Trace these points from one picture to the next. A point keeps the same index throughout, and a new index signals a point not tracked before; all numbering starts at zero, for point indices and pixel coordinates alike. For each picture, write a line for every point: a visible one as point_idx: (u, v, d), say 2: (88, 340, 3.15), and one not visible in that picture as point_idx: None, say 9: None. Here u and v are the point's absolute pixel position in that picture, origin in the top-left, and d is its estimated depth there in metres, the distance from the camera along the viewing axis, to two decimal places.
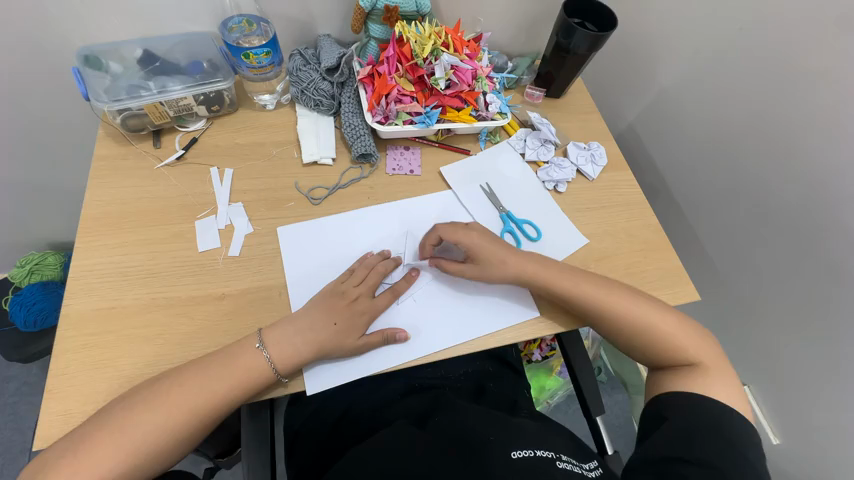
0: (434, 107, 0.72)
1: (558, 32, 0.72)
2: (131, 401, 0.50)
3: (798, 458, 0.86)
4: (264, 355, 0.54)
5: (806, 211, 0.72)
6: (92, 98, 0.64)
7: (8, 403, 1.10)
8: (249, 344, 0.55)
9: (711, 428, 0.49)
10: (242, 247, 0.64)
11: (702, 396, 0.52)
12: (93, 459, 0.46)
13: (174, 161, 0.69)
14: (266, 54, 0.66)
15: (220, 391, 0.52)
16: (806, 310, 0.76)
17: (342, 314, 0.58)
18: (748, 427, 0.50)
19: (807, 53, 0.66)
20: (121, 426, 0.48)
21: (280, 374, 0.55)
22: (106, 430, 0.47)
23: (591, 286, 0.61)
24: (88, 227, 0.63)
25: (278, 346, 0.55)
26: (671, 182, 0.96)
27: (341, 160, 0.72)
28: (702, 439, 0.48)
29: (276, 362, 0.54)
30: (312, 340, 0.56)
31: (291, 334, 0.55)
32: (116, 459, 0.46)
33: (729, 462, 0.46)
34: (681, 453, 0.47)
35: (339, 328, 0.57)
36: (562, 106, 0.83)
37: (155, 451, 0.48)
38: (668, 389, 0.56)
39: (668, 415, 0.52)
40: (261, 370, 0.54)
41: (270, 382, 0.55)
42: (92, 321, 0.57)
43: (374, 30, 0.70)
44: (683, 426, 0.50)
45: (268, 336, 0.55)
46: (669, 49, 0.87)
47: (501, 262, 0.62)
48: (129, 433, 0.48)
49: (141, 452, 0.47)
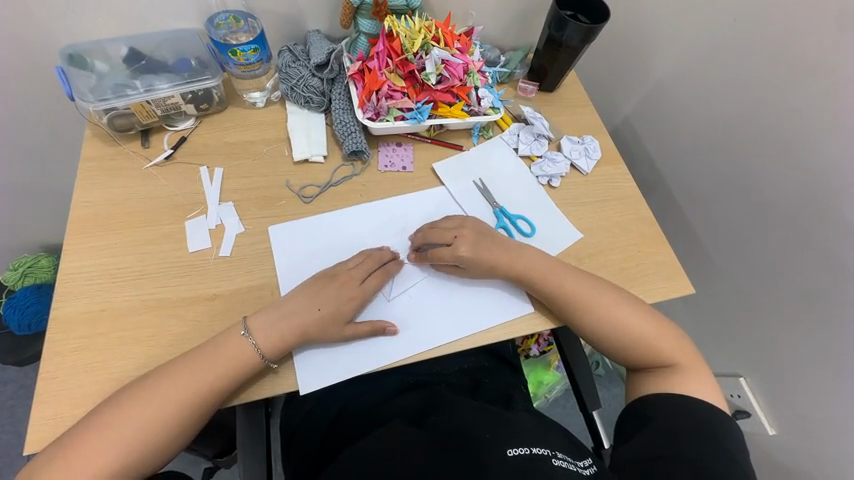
0: (426, 103, 0.71)
1: (551, 25, 0.72)
2: (123, 396, 0.49)
3: (795, 450, 0.86)
4: (250, 342, 0.54)
5: (805, 202, 0.71)
6: (77, 98, 0.64)
7: (4, 406, 1.10)
8: (234, 332, 0.54)
9: (697, 428, 0.50)
10: (233, 247, 0.63)
11: (686, 398, 0.53)
12: (81, 461, 0.45)
13: (163, 161, 0.68)
14: (254, 51, 0.65)
15: (210, 392, 0.51)
16: (803, 303, 0.75)
17: (331, 303, 0.57)
18: (732, 426, 0.51)
19: (803, 43, 0.66)
20: (107, 428, 0.47)
21: (266, 358, 0.54)
22: (93, 433, 0.47)
23: (579, 281, 0.61)
24: (76, 229, 0.62)
25: (263, 332, 0.54)
26: (667, 175, 0.95)
27: (333, 157, 0.71)
28: (688, 438, 0.49)
29: (263, 348, 0.54)
30: (297, 326, 0.55)
31: (283, 329, 0.55)
32: (103, 463, 0.46)
33: (717, 459, 0.47)
34: (669, 451, 0.48)
35: (326, 316, 0.56)
36: (556, 100, 0.82)
37: (144, 451, 0.48)
38: (652, 390, 0.56)
39: (653, 416, 0.53)
40: (252, 368, 0.54)
41: (258, 368, 0.54)
42: (82, 324, 0.56)
43: (364, 24, 0.69)
44: (669, 427, 0.50)
45: (254, 322, 0.55)
46: (664, 41, 0.86)
47: (492, 262, 0.62)
48: (121, 428, 0.47)
49: (127, 454, 0.47)
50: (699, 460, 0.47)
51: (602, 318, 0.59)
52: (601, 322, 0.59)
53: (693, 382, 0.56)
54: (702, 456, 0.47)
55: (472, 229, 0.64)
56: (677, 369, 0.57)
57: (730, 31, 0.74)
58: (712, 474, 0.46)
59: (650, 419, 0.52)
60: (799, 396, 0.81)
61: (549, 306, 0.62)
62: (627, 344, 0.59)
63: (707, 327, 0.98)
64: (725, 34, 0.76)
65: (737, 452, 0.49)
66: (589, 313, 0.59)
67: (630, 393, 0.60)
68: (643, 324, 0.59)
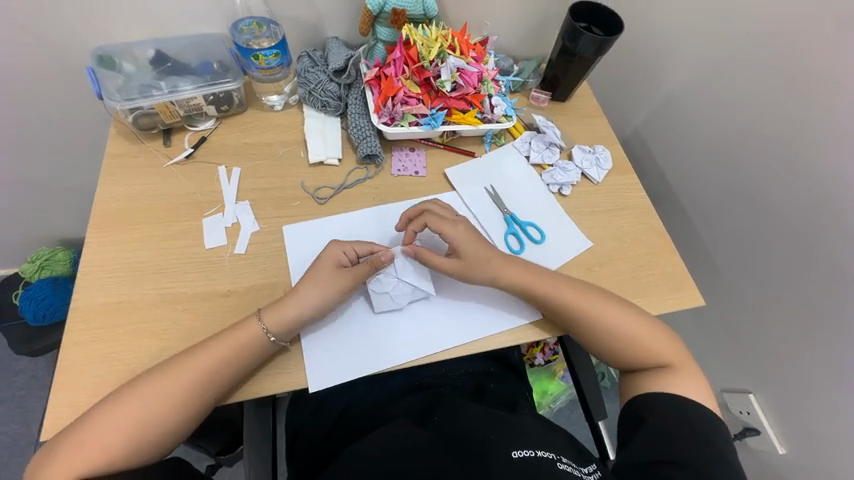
0: (440, 109, 0.72)
1: (564, 37, 0.73)
2: (138, 381, 0.51)
3: (803, 469, 0.84)
4: (260, 326, 0.55)
5: (813, 219, 0.71)
6: (105, 97, 0.66)
7: (16, 395, 1.12)
8: (250, 321, 0.56)
9: (690, 428, 0.50)
10: (248, 245, 0.65)
11: (677, 396, 0.54)
12: (93, 444, 0.47)
13: (183, 160, 0.70)
14: (275, 55, 0.67)
15: (221, 375, 0.53)
16: (812, 319, 0.75)
17: (329, 285, 0.58)
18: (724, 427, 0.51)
19: (814, 63, 0.66)
20: (117, 412, 0.48)
21: (271, 334, 0.55)
22: (105, 417, 0.48)
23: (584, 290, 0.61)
24: (97, 223, 0.64)
25: (276, 320, 0.55)
26: (676, 188, 0.96)
27: (347, 160, 0.73)
28: (683, 441, 0.49)
29: (270, 327, 0.55)
30: (299, 306, 0.57)
31: (291, 315, 0.56)
32: (117, 444, 0.47)
33: (712, 462, 0.47)
34: (664, 455, 0.48)
35: (323, 288, 0.58)
36: (568, 110, 0.83)
37: (157, 435, 0.49)
38: (644, 387, 0.57)
39: (647, 417, 0.53)
40: (263, 350, 0.55)
41: (267, 350, 0.55)
42: (100, 314, 0.58)
43: (382, 32, 0.72)
44: (663, 428, 0.50)
45: (267, 307, 0.57)
46: (677, 55, 0.87)
47: (494, 270, 0.61)
48: (135, 410, 0.49)
49: (135, 440, 0.48)
50: (695, 464, 0.47)
51: (609, 327, 0.59)
52: (606, 332, 0.59)
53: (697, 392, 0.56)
54: (701, 463, 0.47)
55: (464, 229, 0.63)
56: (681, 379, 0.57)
57: (742, 46, 0.75)
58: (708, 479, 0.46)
59: (643, 419, 0.53)
60: (806, 415, 0.80)
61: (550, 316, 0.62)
62: (633, 353, 0.59)
63: (715, 340, 0.97)
64: (737, 50, 0.76)
65: (730, 453, 0.49)
66: (596, 322, 0.59)
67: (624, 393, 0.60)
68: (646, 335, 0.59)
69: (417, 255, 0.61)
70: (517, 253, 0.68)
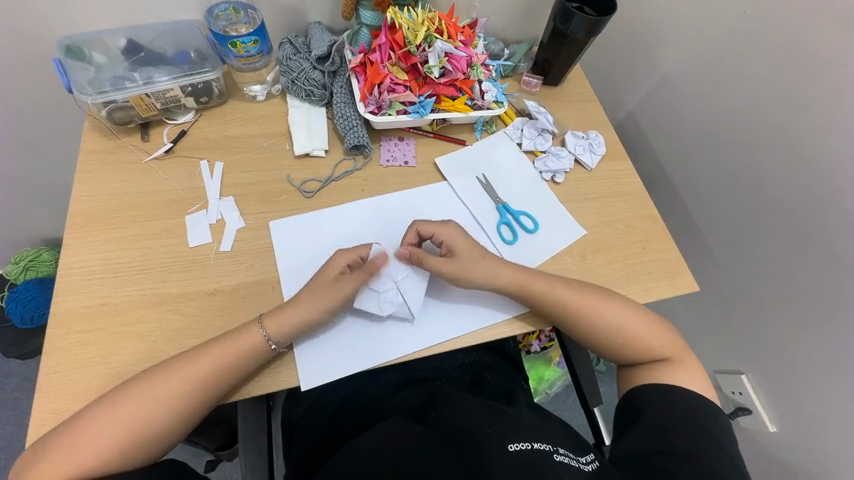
0: (428, 97, 0.70)
1: (556, 18, 0.71)
2: (134, 382, 0.50)
3: (796, 447, 0.86)
4: (261, 332, 0.54)
5: (808, 200, 0.70)
6: (76, 90, 0.63)
7: (8, 398, 1.10)
8: (250, 326, 0.54)
9: (687, 419, 0.50)
10: (234, 242, 0.63)
11: (674, 388, 0.54)
12: (84, 446, 0.45)
13: (163, 155, 0.67)
14: (254, 42, 0.64)
15: (219, 373, 0.51)
16: (806, 301, 0.75)
17: (329, 287, 0.56)
18: (722, 421, 0.52)
19: (810, 39, 0.64)
20: (110, 413, 0.47)
21: (271, 340, 0.54)
22: (96, 418, 0.47)
23: (574, 283, 0.61)
24: (76, 224, 0.62)
25: (278, 327, 0.54)
26: (670, 170, 0.95)
27: (334, 151, 0.70)
28: (680, 431, 0.49)
29: (270, 333, 0.54)
30: (300, 310, 0.55)
31: (292, 321, 0.55)
32: (106, 444, 0.46)
33: (708, 451, 0.47)
34: (659, 445, 0.48)
35: (321, 289, 0.56)
36: (561, 94, 0.81)
37: (150, 434, 0.48)
38: (642, 382, 0.57)
39: (643, 409, 0.53)
40: (263, 353, 0.54)
41: (266, 356, 0.54)
42: (82, 319, 0.56)
43: (366, 16, 0.68)
44: (660, 419, 0.51)
45: (267, 313, 0.56)
46: (671, 33, 0.85)
47: (489, 269, 0.60)
48: (129, 412, 0.48)
49: (128, 440, 0.47)
50: (691, 453, 0.47)
51: (603, 317, 0.59)
52: (601, 321, 0.59)
53: (693, 378, 0.56)
54: (695, 451, 0.47)
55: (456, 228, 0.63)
56: (676, 368, 0.57)
57: (737, 24, 0.73)
58: (704, 468, 0.46)
59: (641, 411, 0.53)
60: (799, 393, 0.81)
61: (538, 312, 0.61)
62: (628, 341, 0.59)
63: (710, 323, 0.97)
64: (731, 28, 0.74)
65: (728, 443, 0.49)
66: (591, 313, 0.59)
67: (621, 386, 0.61)
68: (640, 324, 0.59)
69: (413, 255, 0.59)
70: (510, 244, 0.67)
